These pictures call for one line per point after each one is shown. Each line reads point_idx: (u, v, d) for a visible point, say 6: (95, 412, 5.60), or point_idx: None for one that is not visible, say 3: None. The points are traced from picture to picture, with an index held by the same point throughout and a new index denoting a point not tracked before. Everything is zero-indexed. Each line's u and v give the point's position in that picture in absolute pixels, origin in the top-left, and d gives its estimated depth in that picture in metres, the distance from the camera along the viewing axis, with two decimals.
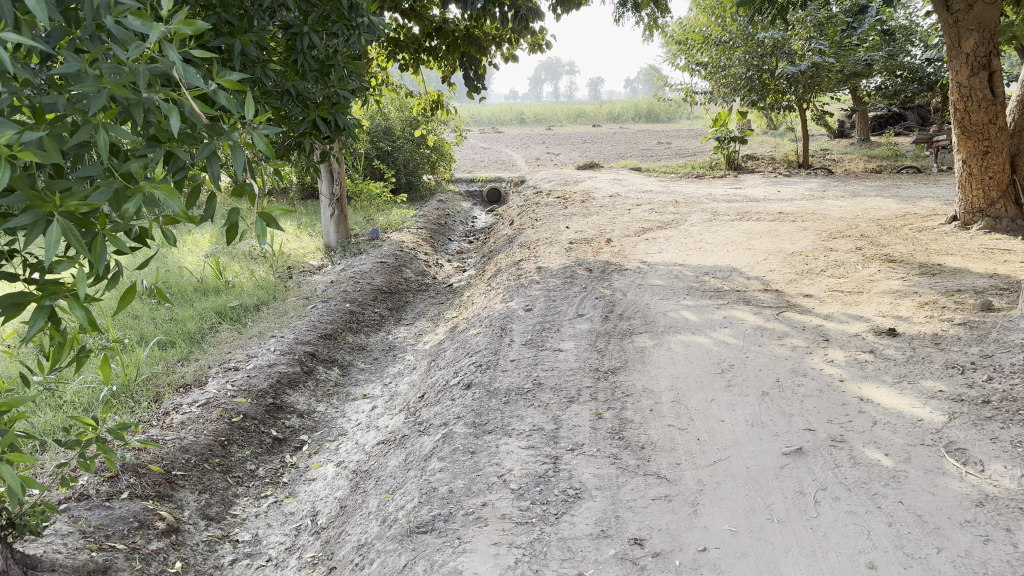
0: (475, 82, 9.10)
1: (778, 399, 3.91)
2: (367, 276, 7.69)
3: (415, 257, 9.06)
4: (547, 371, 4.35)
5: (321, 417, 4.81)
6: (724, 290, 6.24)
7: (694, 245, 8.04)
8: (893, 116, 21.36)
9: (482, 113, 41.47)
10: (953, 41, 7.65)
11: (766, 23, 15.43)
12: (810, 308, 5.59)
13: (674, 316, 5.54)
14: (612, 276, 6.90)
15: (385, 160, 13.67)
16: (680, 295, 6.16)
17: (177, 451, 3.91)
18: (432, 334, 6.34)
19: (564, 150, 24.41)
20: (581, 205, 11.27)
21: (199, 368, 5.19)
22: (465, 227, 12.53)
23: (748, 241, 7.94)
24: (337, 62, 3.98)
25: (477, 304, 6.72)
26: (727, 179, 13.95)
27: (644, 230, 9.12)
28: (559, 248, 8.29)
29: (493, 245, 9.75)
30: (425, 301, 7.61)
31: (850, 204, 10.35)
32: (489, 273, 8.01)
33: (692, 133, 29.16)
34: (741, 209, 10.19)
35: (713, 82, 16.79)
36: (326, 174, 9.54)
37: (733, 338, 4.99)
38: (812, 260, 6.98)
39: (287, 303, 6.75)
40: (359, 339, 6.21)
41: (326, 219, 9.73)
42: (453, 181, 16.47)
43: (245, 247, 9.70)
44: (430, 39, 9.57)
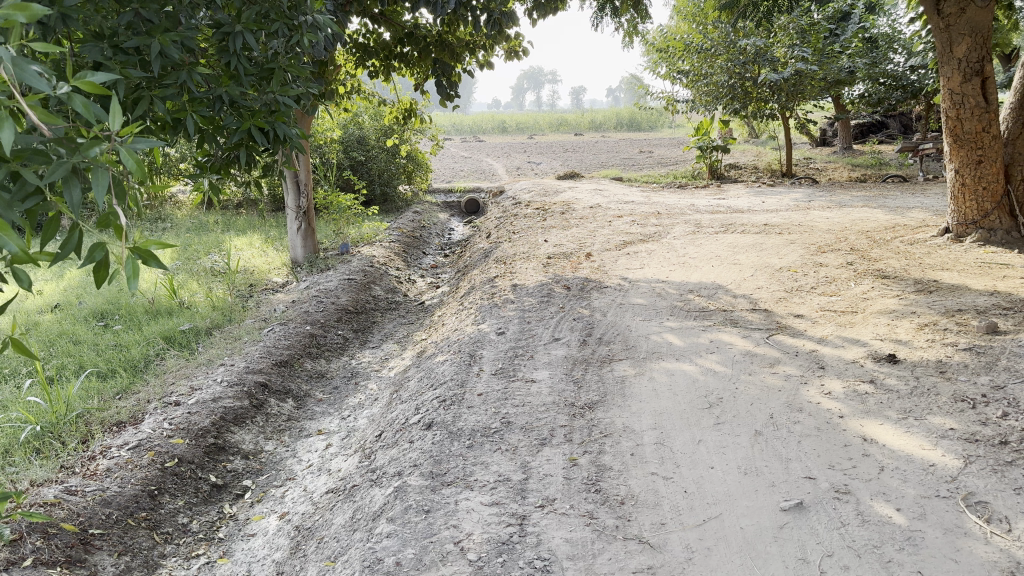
0: (448, 90, 8.68)
1: (773, 439, 3.52)
2: (332, 295, 7.24)
3: (385, 273, 8.63)
4: (517, 406, 3.94)
5: (269, 458, 4.41)
6: (710, 309, 5.86)
7: (678, 260, 7.66)
8: (876, 124, 21.21)
9: (462, 122, 41.06)
10: (945, 46, 7.34)
11: (748, 31, 15.14)
12: (801, 330, 5.21)
13: (657, 339, 5.15)
14: (591, 294, 6.50)
15: (358, 171, 13.23)
16: (663, 315, 5.77)
17: (97, 505, 3.48)
18: (399, 359, 5.92)
19: (544, 159, 24.07)
20: (561, 217, 10.88)
21: (136, 403, 4.76)
22: (441, 239, 12.10)
23: (734, 255, 7.57)
24: (279, 66, 3.57)
25: (447, 325, 6.31)
26: (710, 189, 13.61)
27: (626, 243, 8.73)
28: (536, 263, 7.89)
29: (469, 259, 9.34)
30: (394, 321, 7.17)
31: (837, 215, 10.02)
32: (462, 290, 7.59)
33: (674, 142, 28.96)
34: (725, 221, 9.83)
35: (695, 91, 16.49)
36: (293, 186, 9.13)
37: (720, 365, 4.59)
38: (801, 276, 6.62)
39: (244, 326, 6.31)
40: (320, 365, 5.78)
41: (293, 233, 9.28)
42: (431, 191, 16.05)
43: (206, 263, 9.24)
44: (401, 45, 9.15)
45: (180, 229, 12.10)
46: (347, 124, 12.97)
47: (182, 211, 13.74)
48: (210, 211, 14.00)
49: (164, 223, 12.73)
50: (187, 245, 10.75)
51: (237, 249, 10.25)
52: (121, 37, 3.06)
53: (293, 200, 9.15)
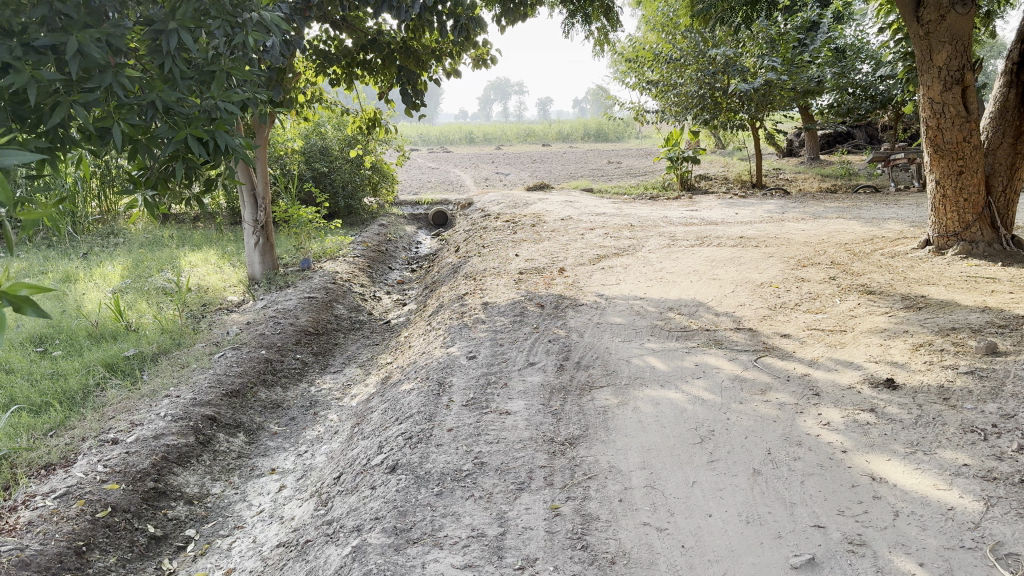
0: (414, 99, 8.31)
1: (773, 479, 3.20)
2: (291, 316, 6.81)
3: (349, 290, 8.22)
4: (490, 443, 3.57)
5: (215, 504, 4.00)
6: (692, 328, 5.56)
7: (655, 274, 7.37)
8: (842, 134, 21.28)
9: (429, 133, 40.63)
10: (924, 54, 7.16)
11: (717, 41, 15.00)
12: (790, 351, 4.92)
13: (638, 362, 4.81)
14: (566, 312, 6.16)
15: (321, 183, 12.79)
16: (644, 336, 5.45)
17: (11, 569, 3.05)
18: (362, 384, 5.52)
19: (512, 170, 23.76)
20: (532, 230, 10.56)
21: (68, 442, 4.30)
22: (408, 253, 11.71)
23: (712, 270, 7.30)
24: (220, 68, 3.17)
25: (414, 347, 5.92)
26: (682, 201, 13.39)
27: (600, 257, 8.42)
28: (507, 279, 7.54)
29: (437, 275, 8.96)
30: (357, 343, 6.77)
31: (813, 226, 9.84)
32: (430, 308, 7.21)
33: (642, 152, 28.85)
34: (700, 234, 9.58)
35: (664, 101, 16.32)
36: (250, 200, 8.72)
37: (708, 392, 4.27)
38: (784, 292, 6.35)
39: (194, 351, 5.86)
40: (275, 394, 5.36)
41: (250, 248, 8.84)
42: (397, 204, 15.63)
43: (158, 282, 8.75)
44: (364, 52, 8.76)
45: (133, 245, 11.54)
46: (310, 135, 12.66)
47: (136, 225, 13.15)
48: (165, 225, 13.43)
49: (116, 238, 12.15)
50: (139, 262, 10.22)
51: (192, 266, 9.75)
52: (33, 33, 2.66)
53: (251, 214, 8.74)
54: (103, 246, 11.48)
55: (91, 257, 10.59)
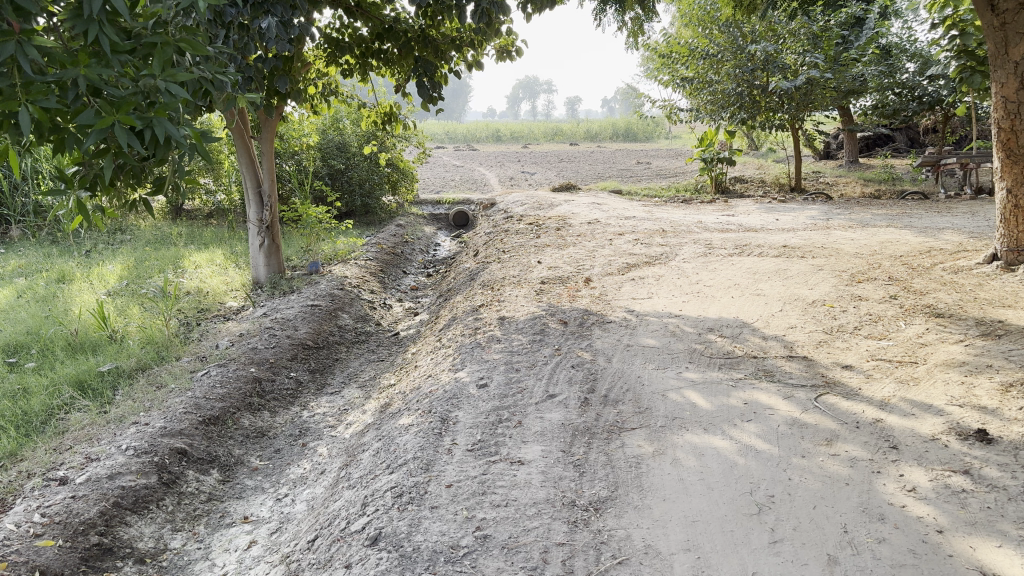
0: (431, 91, 7.66)
1: (853, 572, 2.53)
2: (289, 327, 6.20)
3: (357, 297, 7.60)
4: (496, 507, 2.93)
5: (172, 562, 3.39)
6: (738, 355, 4.85)
7: (691, 288, 6.66)
8: (882, 137, 20.35)
9: (456, 131, 40.09)
10: (999, 48, 6.40)
11: (758, 35, 14.19)
12: (855, 389, 4.20)
13: (676, 396, 4.13)
14: (593, 331, 5.48)
15: (337, 181, 12.28)
16: (682, 362, 4.75)
17: None
18: (361, 410, 4.88)
19: (538, 169, 23.09)
20: (556, 233, 9.88)
21: (11, 480, 3.70)
22: (425, 256, 11.08)
23: (756, 284, 6.57)
24: (162, 39, 2.53)
25: (421, 367, 5.28)
26: (717, 205, 12.64)
27: (629, 266, 7.73)
28: (528, 290, 6.87)
29: (453, 282, 8.31)
30: (361, 358, 6.14)
31: (862, 236, 9.05)
32: (442, 320, 6.57)
33: (672, 153, 28.06)
34: (739, 241, 8.84)
35: (699, 99, 15.55)
36: (254, 198, 8.15)
37: (761, 440, 3.57)
38: (840, 312, 5.62)
39: (177, 367, 5.27)
40: (260, 421, 4.75)
41: (255, 250, 8.27)
42: (417, 202, 15.03)
43: (156, 284, 8.19)
44: (379, 41, 8.15)
45: (139, 242, 11.04)
46: (326, 130, 12.12)
47: (145, 223, 12.66)
48: (176, 221, 12.93)
49: (123, 235, 11.66)
50: (142, 261, 9.70)
51: (196, 267, 9.20)
52: None
53: (255, 213, 8.17)
54: (109, 244, 10.99)
55: (93, 255, 10.09)
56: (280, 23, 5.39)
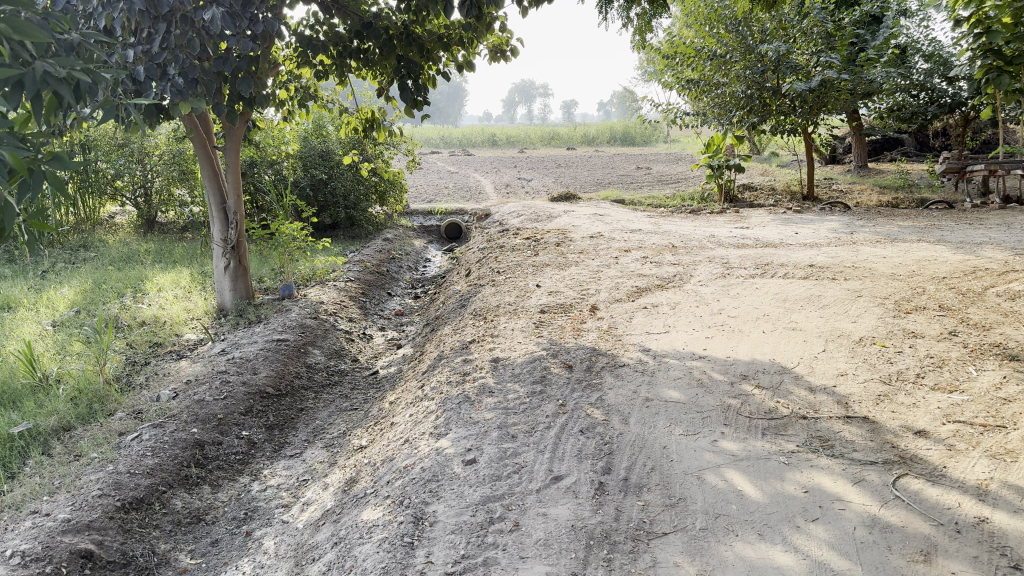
0: (415, 95, 6.79)
1: None
2: (247, 370, 5.30)
3: (332, 327, 6.72)
4: None
5: None
6: (783, 415, 3.96)
7: (713, 319, 5.78)
8: (891, 140, 19.57)
9: (451, 135, 39.24)
10: None
11: (768, 35, 13.31)
12: (939, 468, 3.33)
13: (713, 479, 3.26)
14: (604, 379, 4.59)
15: (319, 192, 11.43)
16: (716, 426, 3.87)
17: None
18: (322, 483, 4.01)
19: (535, 175, 22.23)
20: (556, 250, 9.01)
21: None
22: (414, 274, 10.20)
23: (788, 316, 5.70)
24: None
25: (399, 424, 4.39)
26: (728, 215, 11.79)
27: (640, 291, 6.85)
28: (526, 321, 5.99)
29: (442, 308, 7.44)
30: (330, 407, 5.25)
31: (894, 252, 8.18)
32: (427, 358, 5.68)
33: (672, 157, 27.22)
34: (759, 260, 7.97)
35: (704, 102, 14.71)
36: (218, 215, 7.31)
37: (836, 553, 2.71)
38: (895, 354, 4.74)
39: (104, 428, 4.37)
40: (196, 501, 3.90)
41: (220, 274, 7.41)
42: (407, 213, 14.16)
43: (108, 313, 7.30)
44: (358, 40, 7.27)
45: (103, 261, 10.15)
46: (308, 138, 11.34)
47: (114, 239, 11.76)
48: (147, 237, 12.06)
49: (87, 252, 10.76)
50: (101, 283, 8.81)
51: (159, 291, 8.32)
52: None
53: (220, 232, 7.32)
54: (69, 263, 10.09)
55: (50, 276, 9.20)
56: (227, 14, 4.56)
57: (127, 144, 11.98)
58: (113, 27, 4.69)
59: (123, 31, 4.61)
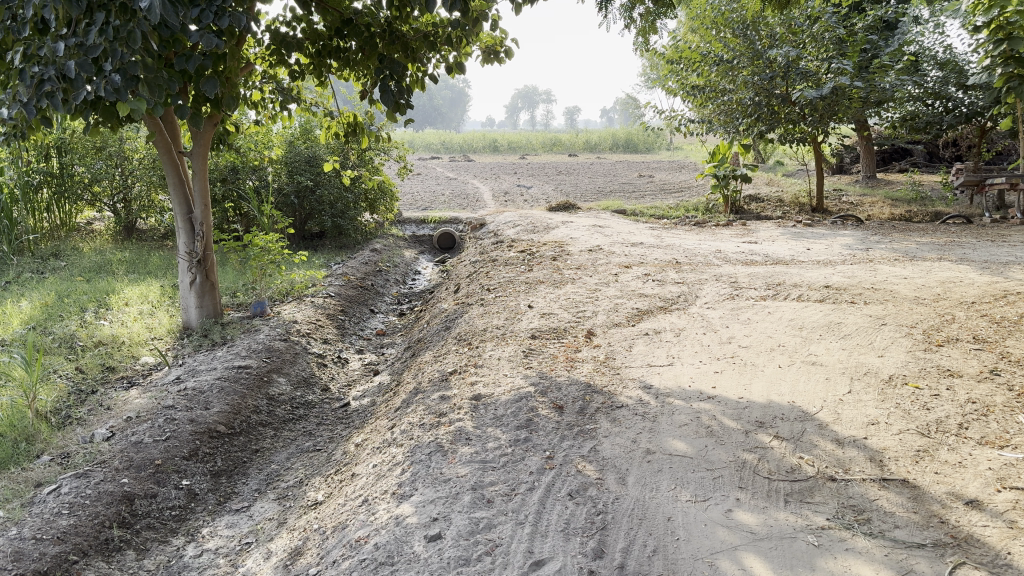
0: (398, 97, 6.20)
1: None
2: (198, 405, 4.72)
3: (304, 351, 6.14)
4: None
5: None
6: (807, 477, 3.38)
7: (723, 349, 5.20)
8: (900, 150, 19.04)
9: (451, 140, 38.71)
10: None
11: (778, 40, 12.75)
12: (1004, 555, 2.74)
13: (729, 566, 2.69)
14: (599, 424, 3.99)
15: (305, 199, 10.85)
16: (729, 489, 3.28)
17: None
18: (266, 550, 3.42)
19: (535, 182, 21.68)
20: (552, 265, 8.43)
21: None
22: (401, 288, 9.64)
23: (806, 349, 5.10)
24: None
25: (361, 476, 3.80)
26: (735, 228, 11.22)
27: (640, 314, 6.26)
28: (514, 348, 5.39)
29: (426, 328, 6.85)
30: (290, 447, 4.66)
31: (916, 273, 7.59)
32: (402, 391, 5.09)
33: (675, 165, 26.68)
34: (770, 279, 7.39)
35: (710, 109, 14.14)
36: (184, 226, 6.76)
37: None
38: (933, 399, 4.15)
39: (20, 477, 3.78)
40: (117, 572, 3.32)
41: (185, 289, 6.84)
42: (400, 221, 13.60)
43: (63, 330, 6.72)
44: (339, 37, 6.69)
45: (72, 271, 9.57)
46: (294, 142, 10.80)
47: (88, 247, 11.18)
48: (124, 245, 11.49)
49: (57, 261, 10.19)
50: (65, 295, 8.24)
51: (124, 306, 7.74)
52: None
53: (186, 245, 6.76)
54: (37, 273, 9.52)
55: (12, 287, 8.63)
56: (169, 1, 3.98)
57: (104, 147, 11.44)
58: (46, 17, 4.15)
59: (55, 20, 4.09)
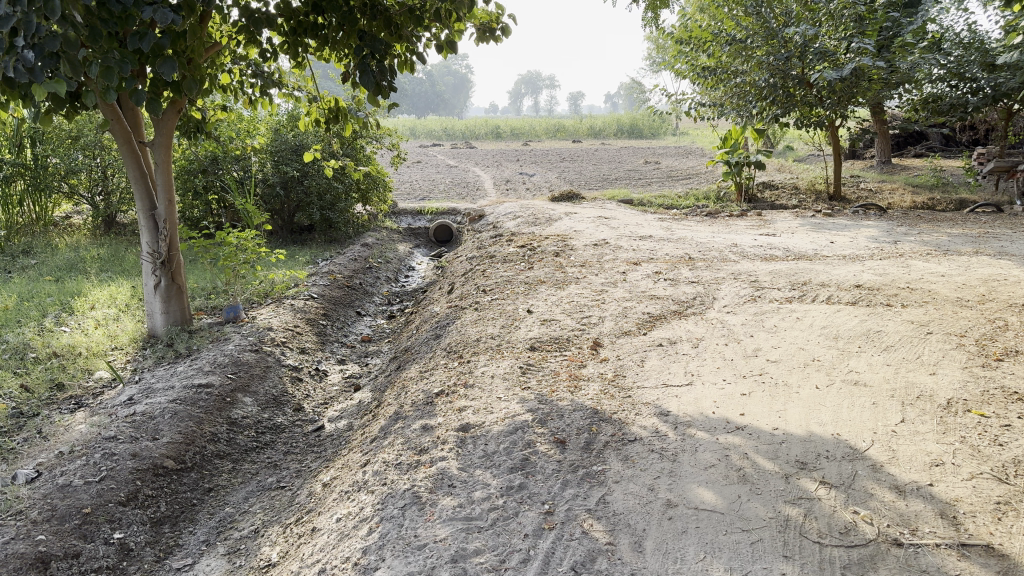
0: (381, 79, 5.52)
1: None
2: (145, 435, 4.10)
3: (277, 363, 5.50)
4: None
5: None
6: (866, 541, 2.75)
7: (750, 364, 4.54)
8: (915, 134, 18.31)
9: (453, 126, 37.92)
10: None
11: (794, 18, 11.94)
12: None
13: None
14: (608, 463, 3.35)
15: (292, 190, 10.19)
16: (771, 559, 2.65)
17: None
18: None
19: (538, 170, 20.98)
20: (554, 261, 7.78)
21: None
22: (393, 286, 9.01)
23: (845, 365, 4.44)
24: None
25: (323, 533, 3.16)
26: (749, 219, 10.52)
27: (652, 319, 5.61)
28: (510, 363, 4.75)
29: (415, 335, 6.22)
30: (249, 485, 4.05)
31: (954, 269, 6.91)
32: (382, 415, 4.45)
33: (682, 151, 25.95)
34: (793, 277, 6.71)
35: (722, 93, 13.41)
36: (147, 223, 6.11)
37: None
38: (1006, 433, 3.48)
39: None
40: None
41: (149, 293, 6.21)
42: (395, 213, 12.93)
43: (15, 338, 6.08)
44: (315, 14, 5.98)
45: (41, 269, 8.94)
46: (281, 130, 10.14)
47: (63, 243, 10.54)
48: (102, 240, 10.85)
49: (28, 259, 9.55)
50: (27, 297, 7.60)
51: (88, 310, 7.11)
52: None
53: (149, 243, 6.13)
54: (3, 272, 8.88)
55: None
56: None
57: (81, 136, 10.74)
58: None
59: None
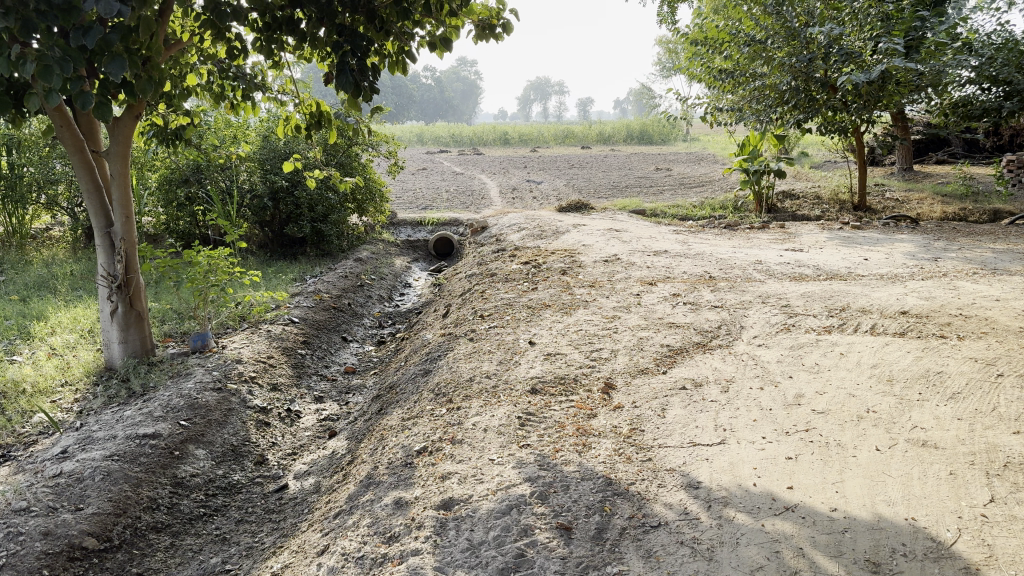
0: (363, 81, 4.79)
1: None
2: (67, 504, 3.40)
3: (241, 404, 4.80)
4: None
5: None
6: None
7: (793, 417, 3.80)
8: (937, 140, 17.58)
9: (461, 133, 37.29)
10: None
11: (817, 16, 11.31)
12: None
13: None
14: (625, 561, 2.63)
15: (280, 201, 9.51)
16: None
17: None
18: None
19: (546, 178, 20.25)
20: (562, 281, 7.07)
21: None
22: (386, 305, 8.31)
23: (907, 419, 3.69)
24: None
25: None
26: (772, 232, 9.80)
27: (672, 354, 4.88)
28: (507, 411, 4.03)
29: (403, 368, 5.52)
30: (188, 568, 3.37)
31: (1008, 292, 6.16)
32: (353, 476, 3.75)
33: (693, 158, 25.23)
34: (829, 301, 5.97)
35: (740, 97, 12.68)
36: (103, 243, 5.44)
37: None
38: None
39: None
40: None
41: (105, 321, 5.54)
42: (393, 224, 12.25)
43: None
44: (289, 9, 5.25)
45: (8, 288, 8.29)
46: (269, 136, 9.44)
47: (39, 258, 9.87)
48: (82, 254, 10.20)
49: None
50: None
51: (45, 336, 6.42)
52: None
53: (105, 265, 5.45)
54: None
55: None
56: None
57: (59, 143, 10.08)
58: None
59: None
